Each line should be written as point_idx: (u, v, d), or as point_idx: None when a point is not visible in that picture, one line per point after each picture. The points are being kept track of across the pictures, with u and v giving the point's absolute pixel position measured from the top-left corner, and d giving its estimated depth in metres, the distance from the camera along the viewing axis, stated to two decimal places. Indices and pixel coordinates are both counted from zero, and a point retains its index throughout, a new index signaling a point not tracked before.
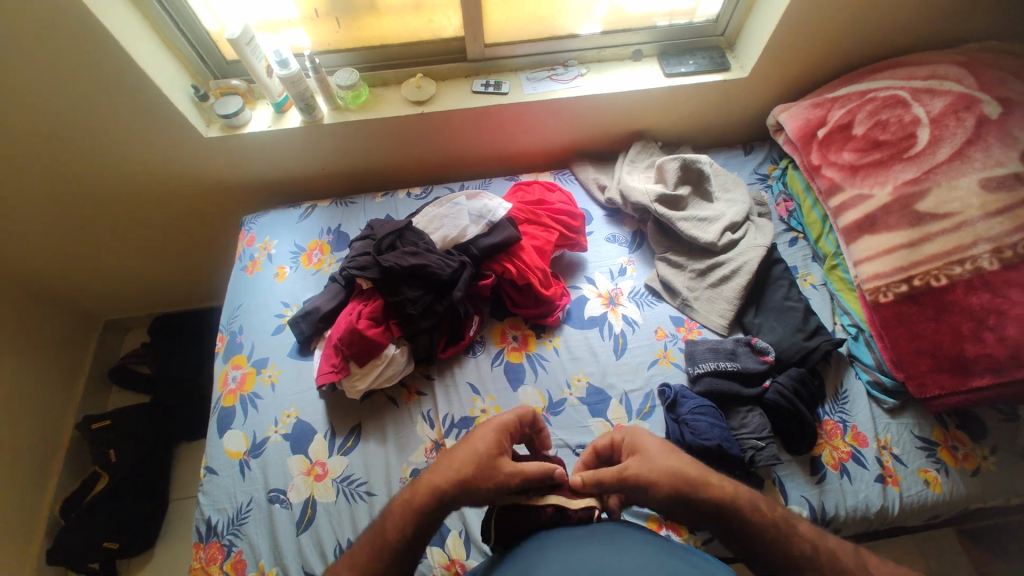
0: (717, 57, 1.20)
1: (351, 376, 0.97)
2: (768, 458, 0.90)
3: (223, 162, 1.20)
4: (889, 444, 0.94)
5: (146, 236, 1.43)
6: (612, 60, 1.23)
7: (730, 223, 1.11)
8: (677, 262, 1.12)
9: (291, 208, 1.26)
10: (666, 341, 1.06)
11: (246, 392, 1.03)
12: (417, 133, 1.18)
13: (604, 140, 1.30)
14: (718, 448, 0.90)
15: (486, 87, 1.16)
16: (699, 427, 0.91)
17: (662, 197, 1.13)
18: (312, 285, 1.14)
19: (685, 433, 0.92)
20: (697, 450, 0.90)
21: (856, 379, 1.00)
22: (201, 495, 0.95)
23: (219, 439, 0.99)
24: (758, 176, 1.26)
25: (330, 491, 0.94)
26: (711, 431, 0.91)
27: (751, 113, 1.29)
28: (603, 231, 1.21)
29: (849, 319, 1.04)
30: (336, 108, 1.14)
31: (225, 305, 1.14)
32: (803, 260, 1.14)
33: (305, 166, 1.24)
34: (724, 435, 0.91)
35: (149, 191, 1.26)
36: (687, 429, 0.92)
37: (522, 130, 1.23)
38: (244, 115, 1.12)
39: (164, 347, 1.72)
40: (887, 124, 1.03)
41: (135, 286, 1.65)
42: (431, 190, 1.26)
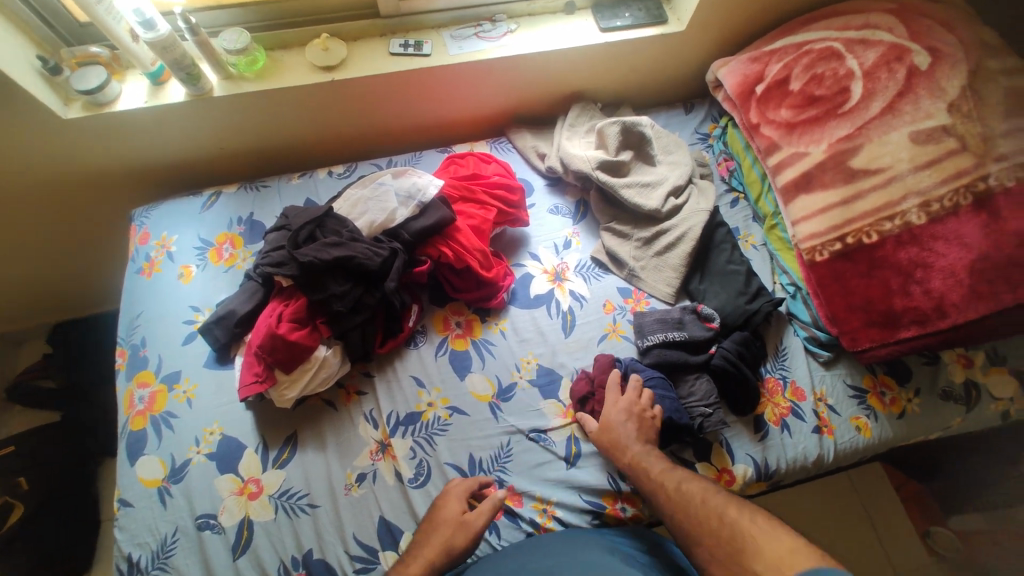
0: (653, 8, 1.13)
1: (278, 383, 0.88)
2: (716, 423, 0.91)
3: (98, 146, 1.02)
4: (825, 396, 0.97)
5: (20, 238, 1.22)
6: (543, 13, 1.13)
7: (673, 187, 1.08)
8: (621, 231, 1.09)
9: (192, 196, 1.11)
10: (614, 315, 1.04)
11: (158, 412, 0.91)
12: (330, 104, 1.05)
13: (541, 103, 1.21)
14: (667, 421, 0.90)
15: (405, 48, 1.03)
16: (648, 401, 0.91)
17: (603, 164, 1.07)
18: (226, 285, 1.01)
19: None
20: None
21: (794, 336, 1.02)
22: (117, 532, 0.84)
23: (132, 467, 0.88)
24: (699, 136, 1.22)
25: (266, 509, 0.86)
26: (661, 404, 0.91)
27: (689, 69, 1.24)
28: (545, 203, 1.15)
29: (788, 278, 1.05)
30: (227, 77, 0.98)
31: (123, 315, 0.99)
32: (743, 221, 1.13)
33: (202, 147, 1.08)
34: (674, 406, 0.91)
35: (10, 184, 1.06)
36: None
37: (451, 95, 1.12)
38: (112, 90, 0.95)
39: (70, 358, 1.52)
40: (822, 79, 1.01)
41: (23, 294, 1.44)
42: (355, 168, 1.14)
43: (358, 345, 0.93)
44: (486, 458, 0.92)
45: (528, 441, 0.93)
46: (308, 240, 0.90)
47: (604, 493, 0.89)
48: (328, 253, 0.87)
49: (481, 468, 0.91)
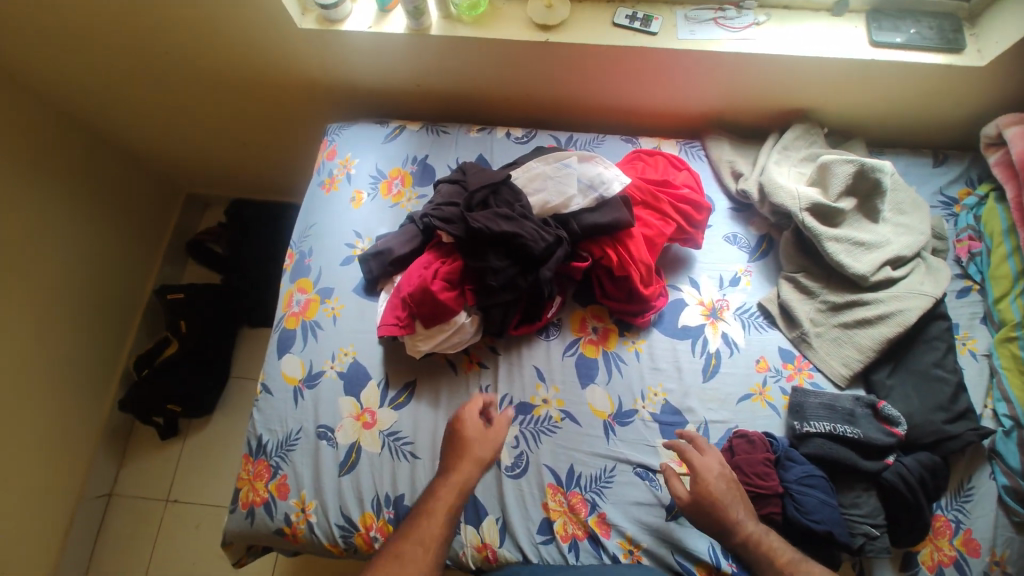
0: (950, 30, 0.89)
1: (414, 334, 0.90)
2: (880, 551, 0.78)
3: (316, 59, 1.08)
4: (1005, 562, 0.80)
5: (229, 120, 1.37)
6: (802, 9, 0.94)
7: (895, 256, 0.89)
8: (808, 287, 0.93)
9: (378, 125, 1.14)
10: (766, 375, 0.91)
11: (309, 319, 0.99)
12: (534, 64, 0.99)
13: (756, 113, 1.05)
14: (827, 535, 0.77)
15: (632, 21, 0.93)
16: (805, 502, 0.79)
17: (816, 206, 0.90)
18: (389, 220, 1.04)
19: (789, 506, 0.80)
20: (801, 530, 0.79)
21: (989, 479, 0.85)
22: (256, 411, 0.95)
23: (278, 360, 0.97)
24: (943, 199, 0.99)
25: (375, 443, 0.91)
26: (821, 512, 0.79)
27: (961, 114, 0.99)
28: (723, 228, 1.02)
29: (1006, 407, 0.86)
30: (446, 17, 0.96)
31: (299, 221, 1.07)
32: (968, 319, 0.92)
33: (401, 80, 1.09)
34: (835, 518, 0.78)
35: (237, 74, 1.17)
36: (791, 501, 0.81)
37: (661, 83, 1.00)
38: (344, 9, 0.97)
39: (237, 232, 1.73)
40: None
41: (218, 167, 1.64)
42: (535, 135, 1.08)
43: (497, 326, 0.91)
44: (585, 474, 0.88)
45: (633, 475, 0.88)
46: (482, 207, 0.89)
47: (699, 561, 0.83)
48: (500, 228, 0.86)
49: (578, 484, 0.88)
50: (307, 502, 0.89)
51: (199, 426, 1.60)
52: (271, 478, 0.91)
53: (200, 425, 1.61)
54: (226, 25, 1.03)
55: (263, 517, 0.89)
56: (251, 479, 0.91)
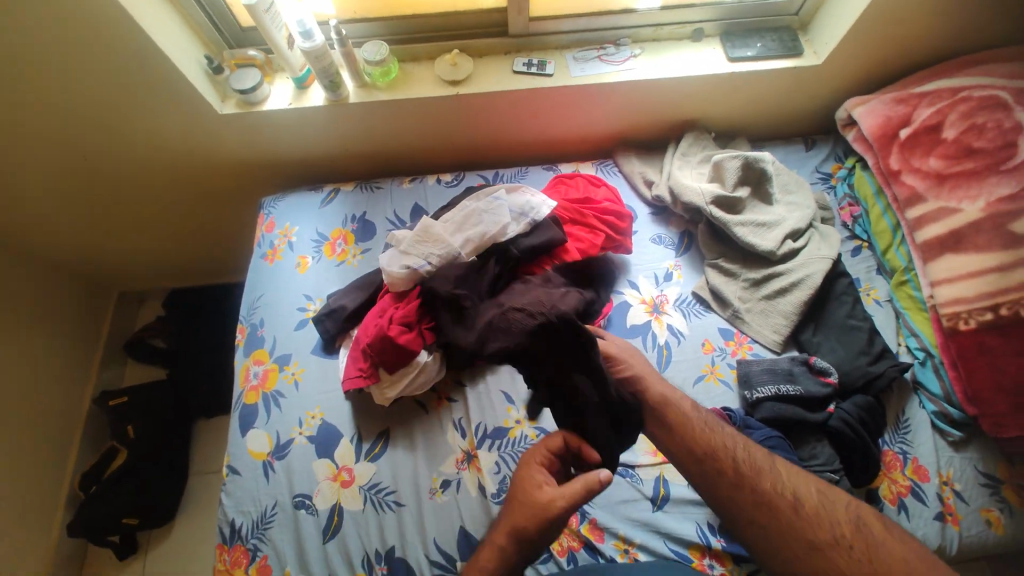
0: (788, 40, 1.08)
1: (379, 382, 0.91)
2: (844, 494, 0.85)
3: (242, 140, 1.12)
4: (951, 480, 0.89)
5: (158, 210, 1.36)
6: (669, 39, 1.10)
7: (792, 230, 1.02)
8: (729, 270, 1.04)
9: (313, 191, 1.18)
10: (713, 356, 0.99)
11: (269, 389, 0.98)
12: (451, 115, 1.09)
13: (654, 129, 1.19)
14: None
15: (529, 67, 1.05)
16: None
17: (719, 199, 1.03)
18: (336, 278, 1.07)
19: None
20: None
21: (920, 408, 0.94)
22: (224, 496, 0.91)
23: (242, 438, 0.95)
24: (820, 175, 1.16)
25: (356, 499, 0.90)
26: None
27: (817, 104, 1.17)
28: (648, 231, 1.12)
29: (916, 341, 0.97)
30: (363, 85, 1.04)
31: (246, 295, 1.07)
32: (866, 273, 1.06)
33: (328, 146, 1.15)
34: None
35: (164, 165, 1.19)
36: None
37: (567, 115, 1.12)
38: (263, 91, 1.03)
39: (180, 323, 1.67)
40: (983, 130, 0.91)
41: (152, 260, 1.61)
42: (464, 177, 1.17)
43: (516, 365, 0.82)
44: None
45: (615, 475, 0.92)
46: (443, 251, 0.92)
47: (691, 544, 0.86)
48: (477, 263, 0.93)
49: None
50: None
51: (163, 536, 1.49)
52: (250, 563, 0.87)
53: (165, 535, 1.49)
54: (147, 122, 1.06)
55: None
56: (229, 569, 0.87)
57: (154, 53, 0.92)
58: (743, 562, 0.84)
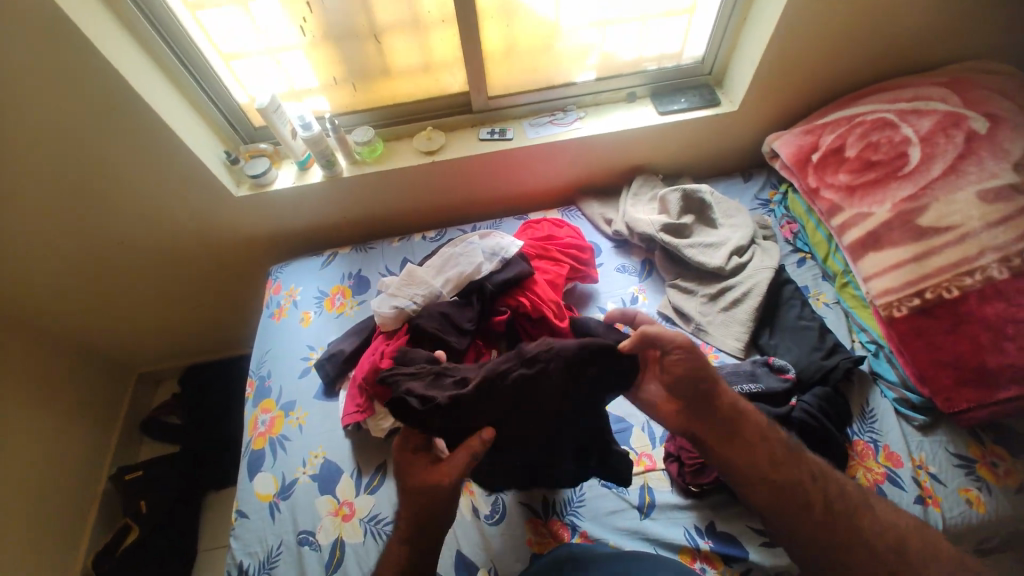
0: (707, 94, 1.28)
1: (375, 415, 0.99)
2: None
3: (251, 218, 1.30)
4: (925, 463, 0.93)
5: (177, 289, 1.51)
6: (608, 103, 1.30)
7: (736, 247, 1.14)
8: (687, 287, 1.15)
9: (314, 257, 1.33)
10: None
11: (275, 434, 1.06)
12: (429, 180, 1.26)
13: (608, 176, 1.36)
14: None
15: (492, 135, 1.25)
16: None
17: (667, 226, 1.17)
18: (334, 328, 1.18)
19: None
20: None
21: (883, 397, 1.01)
22: (233, 540, 0.96)
23: (250, 482, 1.01)
24: (760, 201, 1.30)
25: (357, 532, 0.94)
26: None
27: (747, 142, 1.34)
28: (612, 262, 1.25)
29: (867, 335, 1.06)
30: (354, 162, 1.23)
31: (255, 351, 1.19)
32: (813, 280, 1.16)
33: (325, 216, 1.32)
34: None
35: (185, 246, 1.36)
36: None
37: (529, 171, 1.30)
38: (270, 175, 1.22)
39: (193, 396, 1.77)
40: (879, 145, 1.06)
41: (169, 338, 1.74)
42: (445, 232, 1.32)
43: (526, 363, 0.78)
44: (559, 501, 0.95)
45: (601, 487, 0.96)
46: (426, 291, 1.04)
47: (681, 546, 0.89)
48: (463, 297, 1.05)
49: (555, 511, 0.94)
50: None
51: None
52: None
53: None
54: (174, 209, 1.24)
55: None
56: None
57: (178, 151, 1.12)
58: (734, 561, 0.86)
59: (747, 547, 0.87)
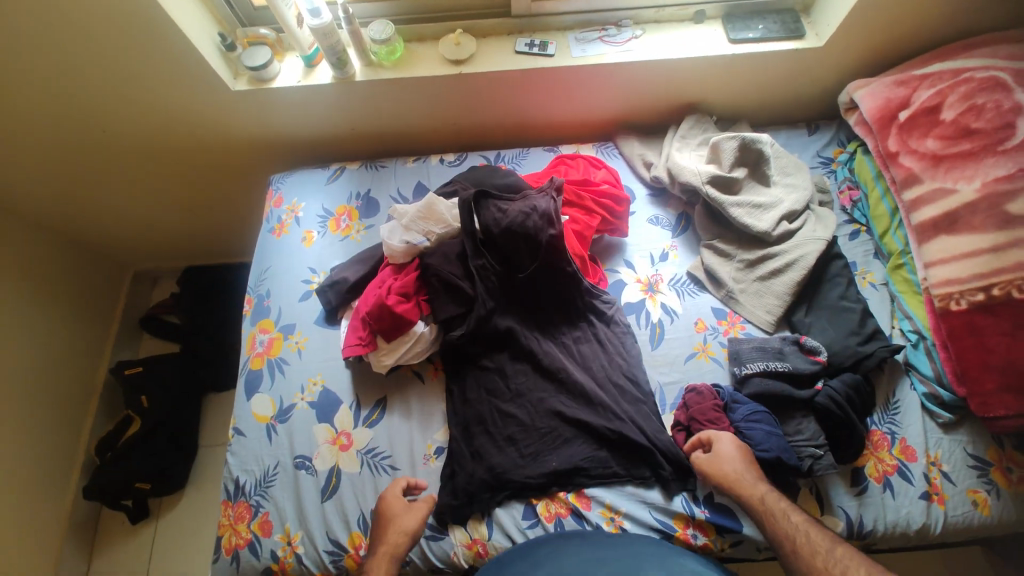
0: (791, 22, 1.08)
1: (378, 350, 0.94)
2: (828, 468, 0.85)
3: (251, 119, 1.17)
4: (939, 461, 0.90)
5: (171, 189, 1.41)
6: (670, 21, 1.11)
7: (788, 211, 1.03)
8: (725, 250, 1.05)
9: (320, 169, 1.22)
10: (705, 334, 1.01)
11: (274, 356, 1.02)
12: (453, 95, 1.11)
13: (654, 111, 1.20)
14: (776, 460, 0.85)
15: (530, 47, 1.07)
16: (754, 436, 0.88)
17: (715, 179, 1.04)
18: (340, 252, 1.10)
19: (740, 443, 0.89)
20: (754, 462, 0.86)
21: (911, 390, 0.95)
22: (229, 456, 0.95)
23: (247, 402, 0.99)
24: (821, 160, 1.16)
25: (354, 462, 0.93)
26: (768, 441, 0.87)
27: (820, 88, 1.16)
28: (645, 212, 1.13)
29: (910, 324, 0.97)
30: (368, 65, 1.07)
31: (253, 267, 1.11)
32: (863, 257, 1.06)
33: (332, 125, 1.19)
34: (782, 445, 0.86)
35: (176, 140, 1.23)
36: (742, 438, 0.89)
37: (566, 97, 1.14)
38: (273, 69, 1.07)
39: (192, 299, 1.73)
40: (982, 111, 0.91)
41: (165, 238, 1.66)
42: (466, 157, 1.19)
43: (567, 388, 0.96)
44: None
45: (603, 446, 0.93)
46: (443, 229, 0.97)
47: (677, 514, 0.87)
48: (471, 207, 0.96)
49: None
50: (292, 535, 0.89)
51: (173, 502, 1.56)
52: (253, 518, 0.90)
53: (174, 501, 1.56)
54: (161, 93, 1.10)
55: (248, 559, 0.88)
56: (232, 523, 0.90)
57: (161, 23, 0.95)
58: (727, 534, 0.85)
59: (741, 520, 0.86)
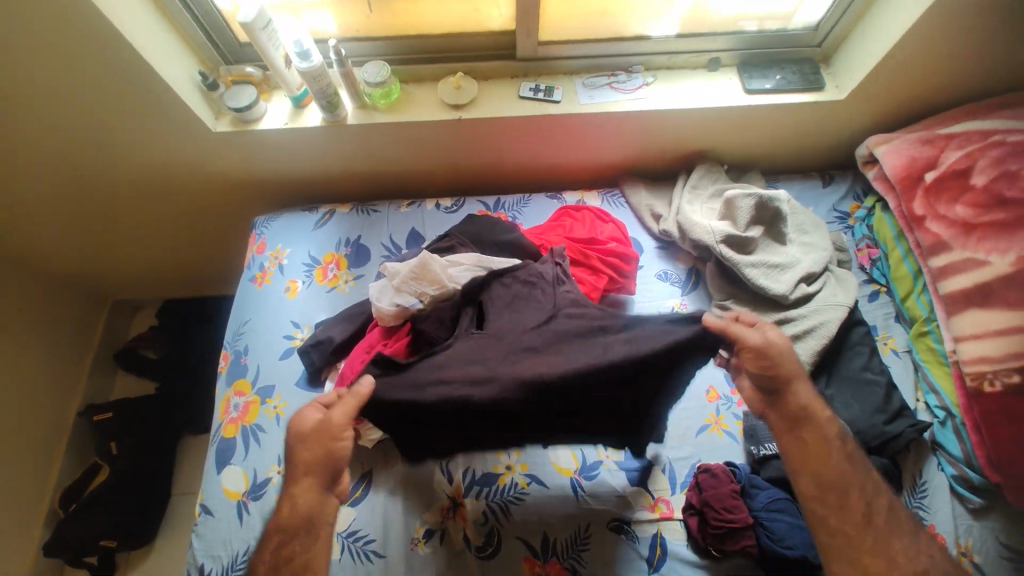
0: (810, 73, 1.03)
1: (364, 423, 0.86)
2: None
3: (235, 158, 1.09)
4: (971, 551, 0.83)
5: (148, 224, 1.32)
6: (683, 68, 1.05)
7: (806, 274, 0.97)
8: (738, 312, 0.98)
9: (307, 211, 1.14)
10: (718, 405, 0.93)
11: (249, 423, 0.93)
12: (452, 140, 1.05)
13: (664, 158, 1.14)
14: (802, 560, 0.76)
15: (535, 93, 1.01)
16: (776, 530, 0.78)
17: (729, 238, 0.98)
18: (326, 306, 1.02)
19: (758, 534, 0.79)
20: (777, 561, 0.77)
21: (939, 471, 0.88)
22: (195, 538, 0.86)
23: (217, 475, 0.90)
24: (837, 215, 1.10)
25: (334, 547, 0.84)
26: (793, 536, 0.77)
27: (837, 138, 1.11)
28: (654, 267, 1.07)
29: (936, 399, 0.91)
30: (362, 106, 1.00)
31: (231, 319, 1.03)
32: (883, 320, 1.00)
33: (322, 166, 1.11)
34: (807, 541, 0.77)
35: (154, 177, 1.15)
36: (762, 531, 0.79)
37: (572, 143, 1.08)
38: (258, 108, 1.00)
39: (172, 334, 1.64)
40: (1016, 179, 0.85)
41: (143, 270, 1.57)
42: (463, 203, 1.12)
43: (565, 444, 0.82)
44: (560, 541, 0.83)
45: (609, 532, 0.84)
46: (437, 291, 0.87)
47: None
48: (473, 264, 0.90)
49: (555, 552, 0.83)
50: None
51: (142, 557, 1.44)
52: None
53: (144, 556, 1.44)
54: (137, 133, 1.02)
55: None
56: None
57: (136, 64, 0.88)
58: None
59: None
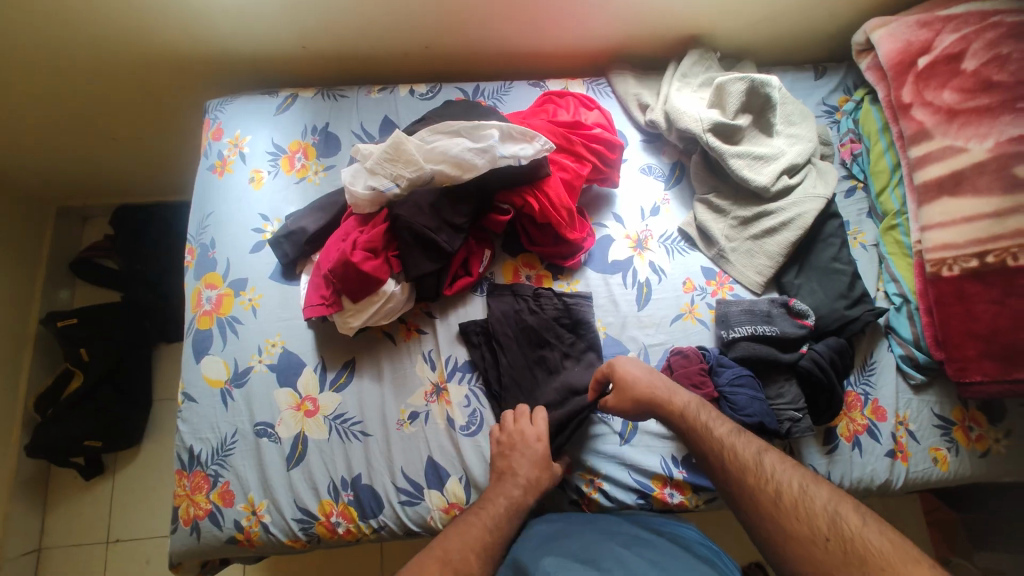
0: None
1: (343, 311, 0.85)
2: (804, 430, 0.86)
3: (176, 24, 0.96)
4: (907, 420, 0.91)
5: (89, 113, 1.19)
6: None
7: (790, 165, 0.96)
8: (719, 206, 0.98)
9: (267, 96, 1.04)
10: (694, 295, 0.95)
11: (224, 316, 0.91)
12: (426, 10, 0.94)
13: (655, 44, 1.07)
14: (758, 425, 0.84)
15: None
16: (738, 401, 0.85)
17: (717, 126, 0.95)
18: (296, 198, 0.97)
19: (724, 407, 0.87)
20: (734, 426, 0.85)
21: (888, 352, 0.94)
22: (181, 422, 0.87)
23: (196, 365, 0.89)
24: (826, 108, 1.08)
25: (322, 428, 0.86)
26: (751, 406, 0.85)
27: (834, 23, 1.06)
28: (638, 160, 1.04)
29: (895, 287, 0.95)
30: None
31: (194, 212, 0.97)
32: (857, 216, 1.02)
33: (281, 41, 1.00)
34: (764, 410, 0.85)
35: (85, 49, 1.01)
36: (726, 403, 0.87)
37: (557, 20, 0.99)
38: None
39: (129, 243, 1.53)
40: (1006, 62, 0.86)
41: (89, 172, 1.44)
42: (440, 90, 1.04)
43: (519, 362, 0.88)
44: None
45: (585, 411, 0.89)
46: (414, 173, 0.84)
47: (655, 475, 0.87)
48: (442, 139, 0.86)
49: None
50: (257, 503, 0.84)
51: (127, 457, 1.47)
52: (211, 488, 0.85)
53: (129, 457, 1.47)
54: None
55: (210, 529, 0.83)
56: (190, 493, 0.85)
57: None
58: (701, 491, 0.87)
59: None
